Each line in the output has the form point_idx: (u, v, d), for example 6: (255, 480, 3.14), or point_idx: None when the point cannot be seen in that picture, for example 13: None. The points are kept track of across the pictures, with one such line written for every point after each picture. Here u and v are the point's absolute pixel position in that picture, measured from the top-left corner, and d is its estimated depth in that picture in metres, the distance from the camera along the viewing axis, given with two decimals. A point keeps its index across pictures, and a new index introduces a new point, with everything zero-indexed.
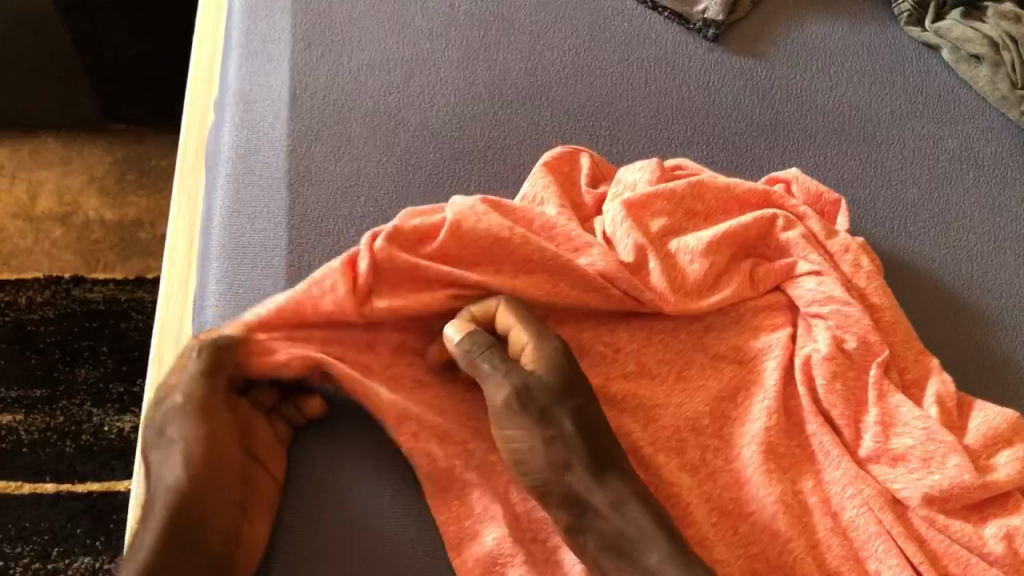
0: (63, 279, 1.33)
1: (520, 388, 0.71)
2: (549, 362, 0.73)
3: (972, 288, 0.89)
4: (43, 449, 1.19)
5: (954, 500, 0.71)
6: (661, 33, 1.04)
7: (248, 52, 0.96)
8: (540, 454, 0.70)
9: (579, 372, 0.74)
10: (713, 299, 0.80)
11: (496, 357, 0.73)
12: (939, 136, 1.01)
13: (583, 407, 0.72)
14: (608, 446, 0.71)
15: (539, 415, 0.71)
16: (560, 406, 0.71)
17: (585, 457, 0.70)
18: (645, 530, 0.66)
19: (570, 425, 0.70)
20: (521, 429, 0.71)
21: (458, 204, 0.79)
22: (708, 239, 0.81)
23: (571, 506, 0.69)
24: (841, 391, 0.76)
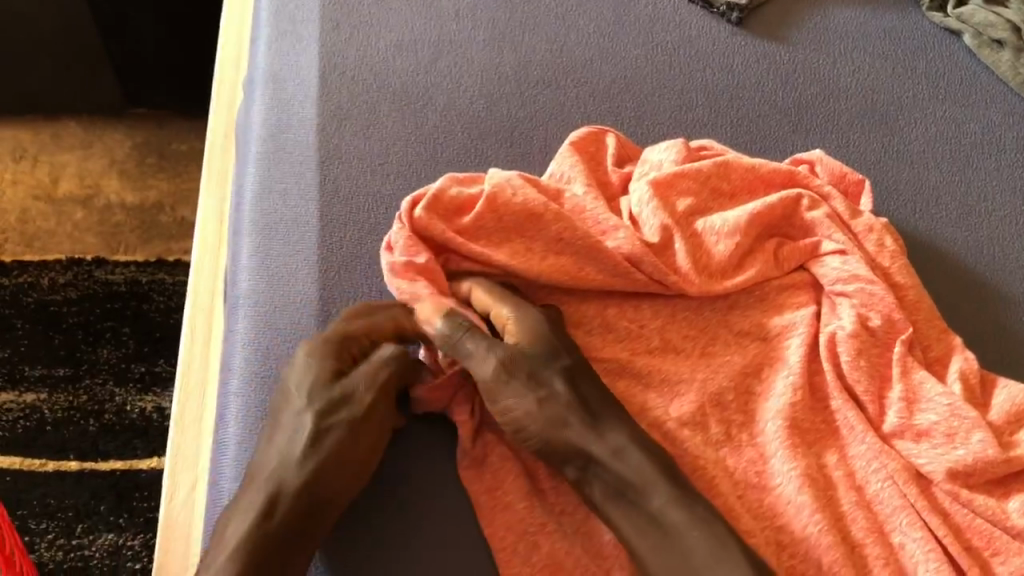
0: (85, 261, 1.34)
1: (506, 357, 0.73)
2: (531, 327, 0.74)
3: (993, 269, 0.90)
4: (66, 427, 1.21)
5: (978, 475, 0.72)
6: (684, 16, 1.05)
7: (277, 32, 0.98)
8: (536, 413, 0.71)
9: (561, 333, 0.75)
10: (737, 279, 0.81)
11: (477, 331, 0.74)
12: (960, 120, 1.01)
13: (571, 364, 0.73)
14: (601, 399, 0.72)
15: (528, 379, 0.72)
16: (549, 368, 0.73)
17: (581, 411, 0.71)
18: (646, 475, 0.68)
19: (562, 384, 0.72)
20: (515, 397, 0.72)
21: (495, 177, 0.81)
22: (734, 219, 0.82)
23: (573, 457, 0.70)
24: (865, 367, 0.77)
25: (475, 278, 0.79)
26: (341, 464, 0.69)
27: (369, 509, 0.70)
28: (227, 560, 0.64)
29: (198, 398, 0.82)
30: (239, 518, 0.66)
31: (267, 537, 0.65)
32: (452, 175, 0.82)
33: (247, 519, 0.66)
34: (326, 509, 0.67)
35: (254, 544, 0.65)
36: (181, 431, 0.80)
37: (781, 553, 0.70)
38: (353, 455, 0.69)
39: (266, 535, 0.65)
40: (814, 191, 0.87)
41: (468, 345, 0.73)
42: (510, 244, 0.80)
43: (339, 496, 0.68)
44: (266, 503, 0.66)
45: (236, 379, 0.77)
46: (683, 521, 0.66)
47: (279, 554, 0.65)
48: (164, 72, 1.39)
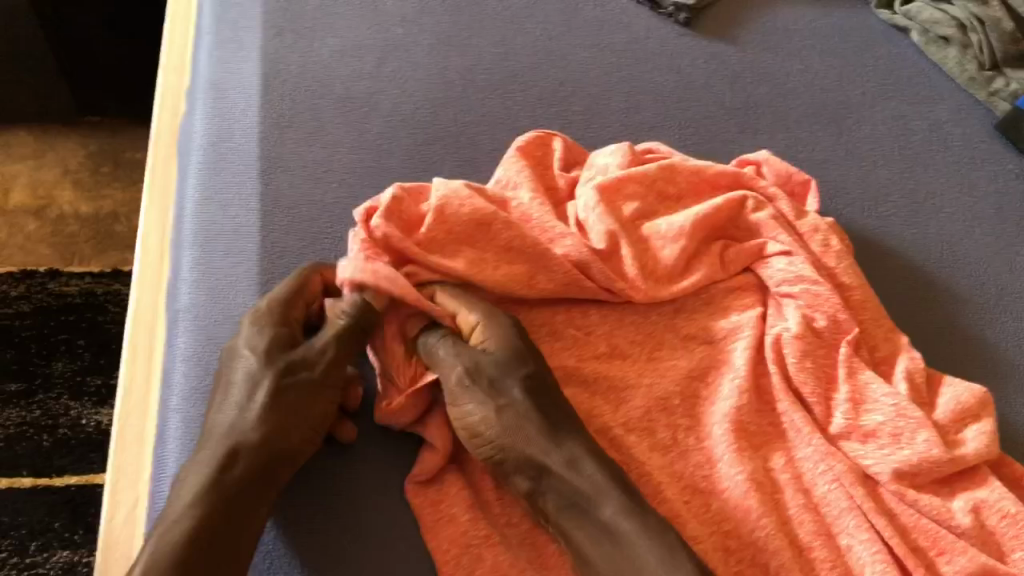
0: (38, 273, 1.31)
1: (472, 363, 0.74)
2: (501, 337, 0.75)
3: (941, 266, 0.90)
4: (19, 443, 1.18)
5: (924, 475, 0.72)
6: (633, 18, 1.05)
7: (219, 40, 0.96)
8: (492, 420, 0.71)
9: (525, 340, 0.76)
10: (683, 283, 0.80)
11: (450, 341, 0.75)
12: (908, 117, 1.02)
13: (531, 372, 0.73)
14: (561, 411, 0.72)
15: (489, 387, 0.73)
16: (509, 374, 0.73)
17: (535, 421, 0.71)
18: (599, 484, 0.68)
19: (520, 392, 0.72)
20: (474, 402, 0.72)
21: (441, 188, 0.79)
22: (679, 223, 0.81)
23: (526, 467, 0.70)
24: (812, 368, 0.77)
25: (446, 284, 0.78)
26: (293, 425, 0.69)
27: (309, 518, 0.69)
28: (186, 511, 0.64)
29: (139, 416, 0.80)
30: (195, 472, 0.66)
31: (225, 489, 0.65)
32: (401, 184, 0.80)
33: (205, 470, 0.66)
34: (281, 467, 0.68)
35: (213, 496, 0.64)
36: (123, 450, 0.78)
37: (728, 558, 0.69)
38: (308, 411, 0.70)
39: (223, 488, 0.65)
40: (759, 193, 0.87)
41: (441, 351, 0.75)
42: (461, 255, 0.78)
43: (293, 454, 0.69)
44: (223, 458, 0.66)
45: (177, 394, 0.75)
46: (635, 529, 0.65)
47: (237, 506, 0.65)
48: (114, 79, 1.37)
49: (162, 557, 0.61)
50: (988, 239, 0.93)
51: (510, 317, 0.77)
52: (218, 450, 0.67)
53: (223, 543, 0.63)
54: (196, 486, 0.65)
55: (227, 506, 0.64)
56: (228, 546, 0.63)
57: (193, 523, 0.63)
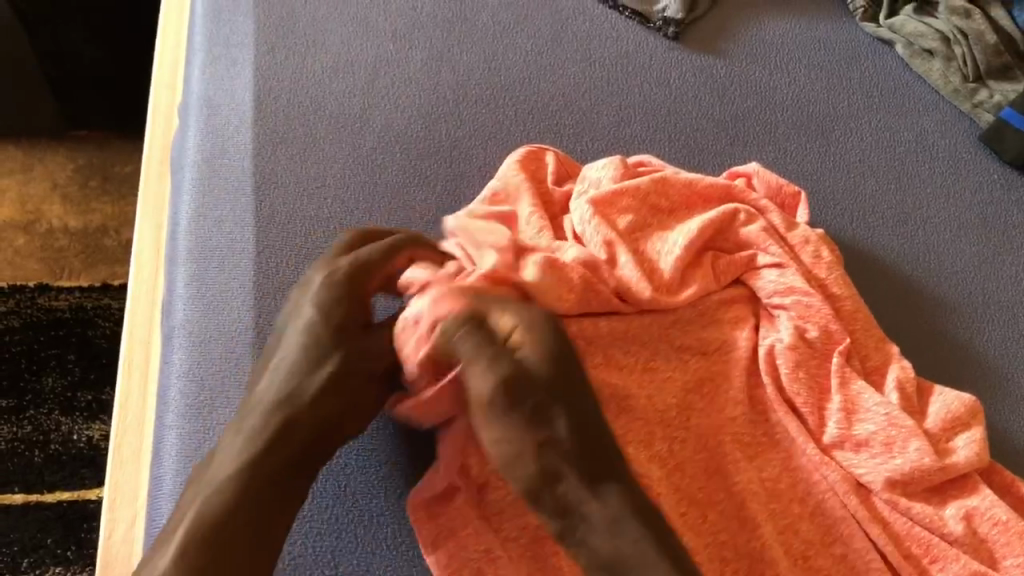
0: (28, 287, 1.31)
1: (507, 376, 0.70)
2: (546, 354, 0.71)
3: (929, 277, 0.91)
4: (10, 460, 1.18)
5: (915, 484, 0.73)
6: (623, 31, 1.06)
7: (211, 56, 0.96)
8: (529, 453, 0.69)
9: (569, 364, 0.71)
10: (682, 294, 0.80)
11: (474, 339, 0.71)
12: (894, 129, 1.03)
13: (571, 402, 0.70)
14: (609, 455, 0.69)
15: (529, 410, 0.70)
16: (547, 402, 0.70)
17: (577, 463, 0.68)
18: (643, 551, 0.65)
19: (564, 427, 0.69)
20: (510, 423, 0.69)
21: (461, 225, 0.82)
22: (678, 239, 0.82)
23: (563, 517, 0.68)
24: (805, 379, 0.77)
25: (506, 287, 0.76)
26: (340, 403, 0.71)
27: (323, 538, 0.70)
28: (228, 484, 0.66)
29: (135, 433, 0.80)
30: (235, 445, 0.68)
31: (265, 464, 0.67)
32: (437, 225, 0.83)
33: (255, 443, 0.68)
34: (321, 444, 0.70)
35: (254, 474, 0.67)
36: (120, 466, 0.78)
37: (724, 568, 0.70)
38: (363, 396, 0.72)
39: (268, 465, 0.67)
40: (750, 206, 0.88)
41: (462, 349, 0.71)
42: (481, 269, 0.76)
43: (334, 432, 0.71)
44: (270, 431, 0.68)
45: (173, 411, 0.75)
46: None
47: (279, 485, 0.67)
48: (104, 94, 1.37)
49: (204, 529, 0.64)
50: (975, 248, 0.94)
51: (553, 331, 0.72)
52: (270, 424, 0.69)
53: (263, 520, 0.65)
54: (241, 458, 0.67)
55: (270, 483, 0.67)
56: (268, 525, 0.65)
57: (231, 498, 0.65)
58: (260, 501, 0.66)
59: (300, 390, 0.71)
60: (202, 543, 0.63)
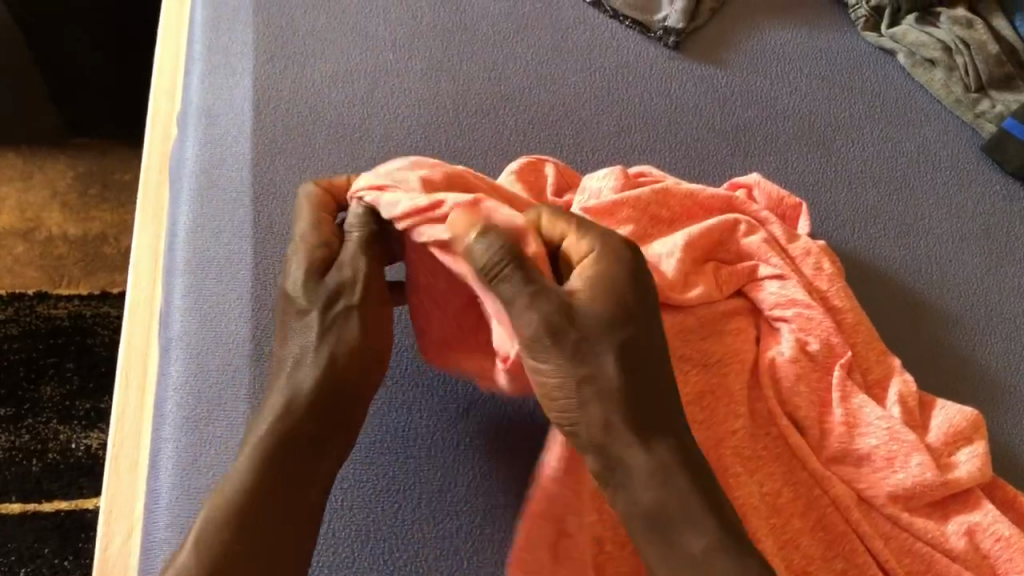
0: (27, 295, 1.31)
1: (554, 317, 0.66)
2: (602, 287, 0.68)
3: (931, 288, 0.91)
4: (7, 468, 1.17)
5: (917, 498, 0.73)
6: (623, 41, 1.06)
7: (209, 66, 0.96)
8: (577, 393, 0.67)
9: (637, 297, 0.68)
10: (690, 293, 0.79)
11: (518, 275, 0.67)
12: (896, 139, 1.03)
13: (629, 340, 0.67)
14: (659, 395, 0.68)
15: (574, 351, 0.66)
16: (602, 335, 0.67)
17: (626, 406, 0.66)
18: (691, 511, 0.65)
19: (613, 365, 0.66)
20: (557, 363, 0.66)
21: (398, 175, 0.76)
22: (678, 240, 0.81)
23: (604, 459, 0.67)
24: (806, 393, 0.77)
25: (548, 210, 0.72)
26: (346, 366, 0.74)
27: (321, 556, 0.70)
28: (245, 460, 0.69)
29: (132, 445, 0.80)
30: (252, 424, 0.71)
31: (279, 432, 0.70)
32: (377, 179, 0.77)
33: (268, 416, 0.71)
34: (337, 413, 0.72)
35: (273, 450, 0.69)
36: (116, 479, 0.78)
37: None
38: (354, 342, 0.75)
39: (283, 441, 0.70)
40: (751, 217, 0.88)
41: (507, 291, 0.67)
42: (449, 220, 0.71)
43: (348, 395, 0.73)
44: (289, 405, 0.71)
45: (169, 424, 0.75)
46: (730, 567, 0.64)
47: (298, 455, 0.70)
48: (104, 102, 1.37)
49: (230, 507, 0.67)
50: (977, 260, 0.94)
51: (627, 263, 0.69)
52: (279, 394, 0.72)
53: (288, 489, 0.68)
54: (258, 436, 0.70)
55: (287, 450, 0.69)
56: (292, 496, 0.68)
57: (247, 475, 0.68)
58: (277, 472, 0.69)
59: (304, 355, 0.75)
60: (224, 520, 0.66)
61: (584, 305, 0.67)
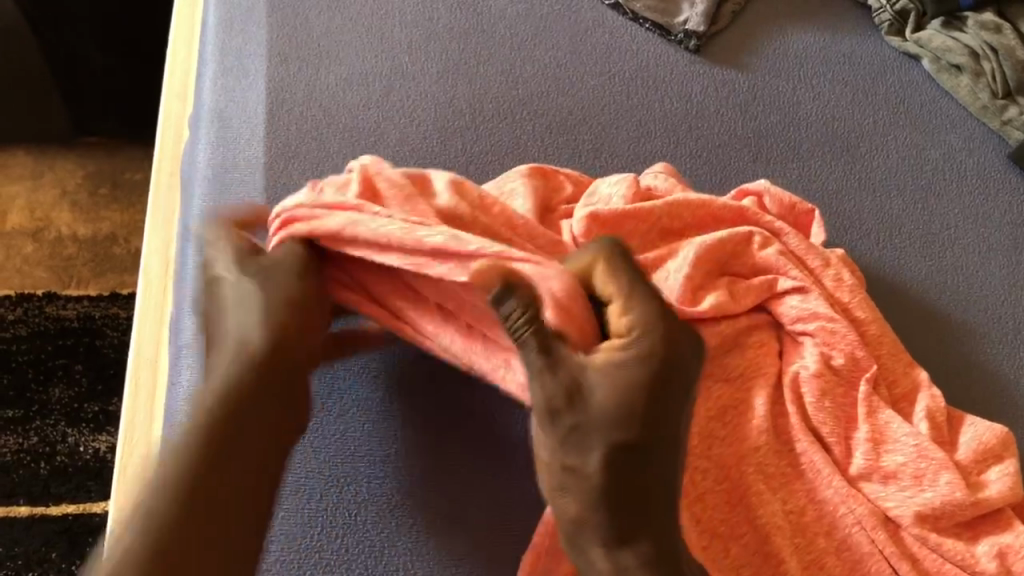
0: (36, 296, 1.29)
1: (557, 397, 0.61)
2: (619, 381, 0.60)
3: (957, 299, 0.89)
4: (16, 471, 1.16)
5: (946, 518, 0.71)
6: (643, 44, 1.04)
7: (223, 67, 0.94)
8: (558, 474, 0.62)
9: (658, 389, 0.60)
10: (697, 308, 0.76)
11: (534, 344, 0.62)
12: (922, 146, 1.00)
13: (629, 442, 0.60)
14: (648, 503, 0.61)
15: (567, 433, 0.61)
16: (602, 430, 0.60)
17: (599, 508, 0.61)
18: None
19: (597, 462, 0.60)
20: (548, 441, 0.62)
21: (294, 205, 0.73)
22: (689, 253, 0.79)
23: (571, 539, 0.62)
24: (830, 408, 0.75)
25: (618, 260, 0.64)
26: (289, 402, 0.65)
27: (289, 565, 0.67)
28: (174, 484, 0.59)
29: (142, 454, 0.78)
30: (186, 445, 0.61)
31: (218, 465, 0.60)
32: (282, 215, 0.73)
33: (204, 447, 0.60)
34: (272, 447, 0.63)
35: (205, 480, 0.59)
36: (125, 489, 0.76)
37: None
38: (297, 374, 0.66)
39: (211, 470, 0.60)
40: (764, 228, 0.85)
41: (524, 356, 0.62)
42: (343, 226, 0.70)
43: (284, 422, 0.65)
44: (230, 429, 0.62)
45: None
46: None
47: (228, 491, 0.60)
48: (115, 101, 1.35)
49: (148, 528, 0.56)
50: (1005, 271, 0.92)
51: (656, 349, 0.61)
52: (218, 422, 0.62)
53: (215, 518, 0.58)
54: (185, 454, 0.60)
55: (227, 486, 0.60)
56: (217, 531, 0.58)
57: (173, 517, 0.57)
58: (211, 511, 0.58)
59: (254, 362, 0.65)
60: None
61: (593, 391, 0.61)
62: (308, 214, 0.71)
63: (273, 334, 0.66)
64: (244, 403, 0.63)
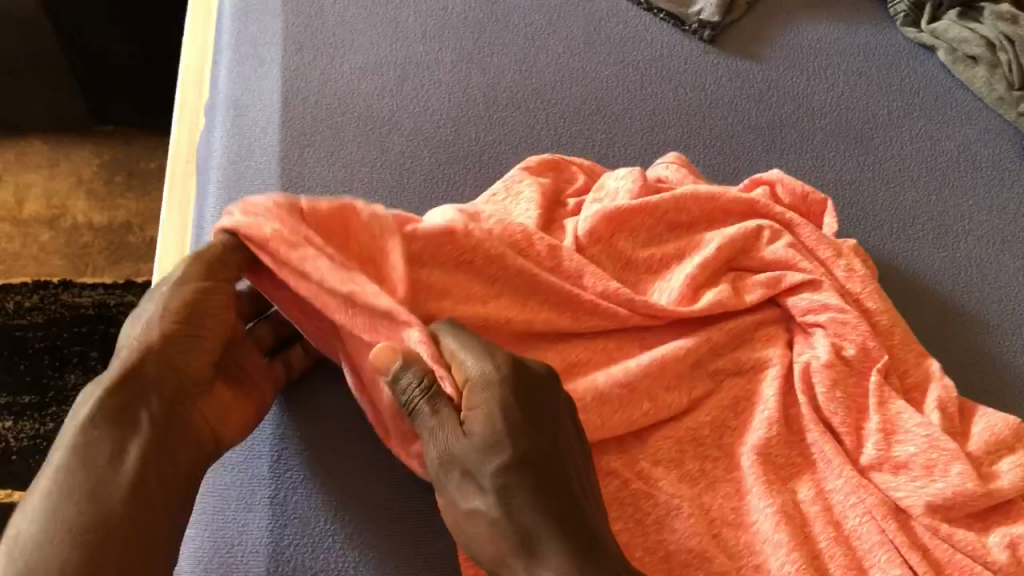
0: (51, 284, 1.30)
1: (442, 453, 0.62)
2: (485, 420, 0.61)
3: (970, 290, 0.89)
4: (32, 457, 1.17)
5: (957, 509, 0.71)
6: (657, 34, 1.04)
7: (239, 56, 0.95)
8: (465, 524, 0.61)
9: (520, 421, 0.61)
10: (695, 306, 0.77)
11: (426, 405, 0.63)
12: (936, 138, 1.00)
13: (509, 468, 0.60)
14: (561, 513, 0.60)
15: (461, 479, 0.61)
16: (483, 474, 0.60)
17: (510, 538, 0.59)
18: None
19: (491, 499, 0.60)
20: (448, 497, 0.62)
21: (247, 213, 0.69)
22: (696, 259, 0.80)
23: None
24: (842, 399, 0.75)
25: (452, 327, 0.67)
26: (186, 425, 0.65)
27: (304, 562, 0.66)
28: (59, 508, 0.58)
29: None
30: (66, 470, 0.59)
31: (103, 488, 0.59)
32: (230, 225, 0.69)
33: (93, 471, 0.60)
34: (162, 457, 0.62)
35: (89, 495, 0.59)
36: None
37: None
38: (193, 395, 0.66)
39: (93, 487, 0.59)
40: (775, 220, 0.85)
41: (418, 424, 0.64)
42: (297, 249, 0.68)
43: (179, 435, 0.64)
44: (112, 447, 0.61)
45: None
46: None
47: (115, 504, 0.59)
48: (131, 88, 1.36)
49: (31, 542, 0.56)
50: (1019, 263, 0.91)
51: (510, 388, 0.62)
52: (105, 446, 0.61)
53: (113, 542, 0.57)
54: (67, 469, 0.59)
55: (122, 504, 0.59)
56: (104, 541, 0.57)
57: (68, 538, 0.56)
58: (111, 529, 0.57)
59: (138, 377, 0.64)
60: None
61: (462, 441, 0.61)
62: (252, 224, 0.68)
63: (158, 345, 0.65)
64: (124, 421, 0.62)
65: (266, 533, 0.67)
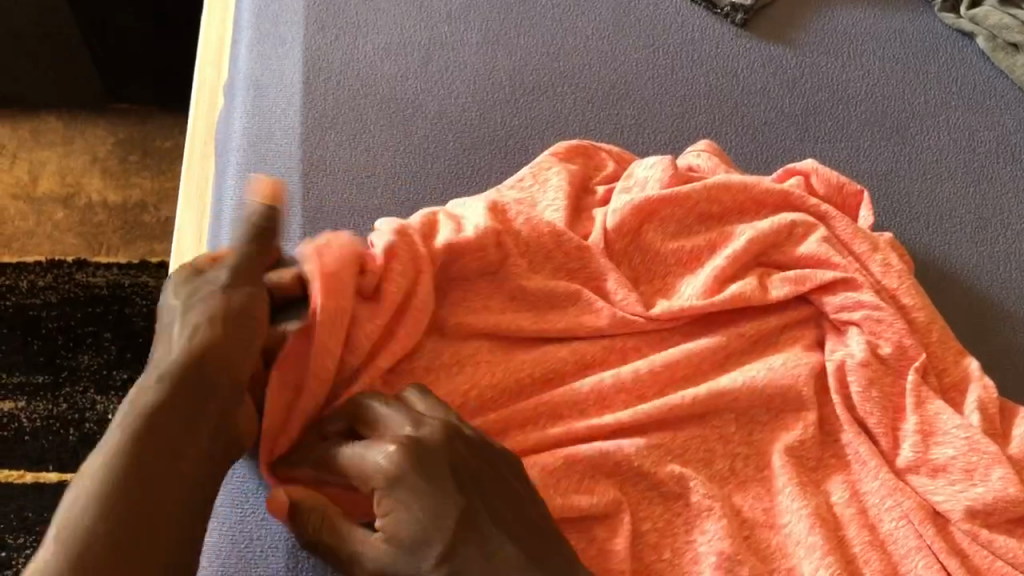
0: (66, 263, 1.28)
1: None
2: (400, 530, 0.57)
3: (1010, 288, 0.86)
4: (45, 437, 1.16)
5: (997, 515, 0.69)
6: (688, 17, 1.01)
7: (259, 35, 0.92)
8: None
9: (431, 522, 0.57)
10: (719, 297, 0.75)
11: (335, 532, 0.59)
12: (975, 128, 0.97)
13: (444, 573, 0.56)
14: None
15: None
16: (421, 574, 0.56)
17: None
18: None
19: None
20: None
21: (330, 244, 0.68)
22: (724, 251, 0.78)
23: None
24: (878, 398, 0.73)
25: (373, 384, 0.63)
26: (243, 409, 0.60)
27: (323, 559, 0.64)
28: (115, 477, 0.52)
29: None
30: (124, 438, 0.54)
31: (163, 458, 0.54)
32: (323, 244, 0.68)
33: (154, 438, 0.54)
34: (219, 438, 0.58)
35: (148, 491, 0.52)
36: None
37: None
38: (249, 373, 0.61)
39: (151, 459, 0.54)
40: (810, 212, 0.83)
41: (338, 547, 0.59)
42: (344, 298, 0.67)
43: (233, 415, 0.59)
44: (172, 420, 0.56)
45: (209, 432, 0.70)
46: None
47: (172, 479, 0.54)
48: (147, 65, 1.33)
49: (77, 537, 0.50)
50: None
51: (419, 472, 0.58)
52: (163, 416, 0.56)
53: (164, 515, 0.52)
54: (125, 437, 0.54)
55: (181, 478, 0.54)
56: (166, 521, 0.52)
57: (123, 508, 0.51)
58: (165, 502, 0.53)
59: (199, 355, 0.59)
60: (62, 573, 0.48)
61: (383, 546, 0.57)
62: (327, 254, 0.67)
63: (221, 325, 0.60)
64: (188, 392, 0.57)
65: (285, 527, 0.65)
